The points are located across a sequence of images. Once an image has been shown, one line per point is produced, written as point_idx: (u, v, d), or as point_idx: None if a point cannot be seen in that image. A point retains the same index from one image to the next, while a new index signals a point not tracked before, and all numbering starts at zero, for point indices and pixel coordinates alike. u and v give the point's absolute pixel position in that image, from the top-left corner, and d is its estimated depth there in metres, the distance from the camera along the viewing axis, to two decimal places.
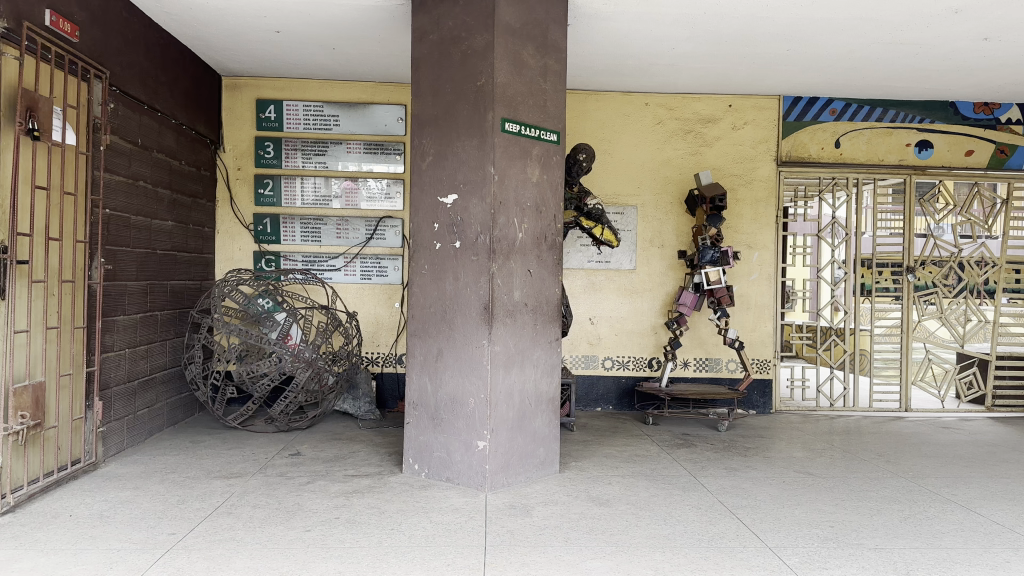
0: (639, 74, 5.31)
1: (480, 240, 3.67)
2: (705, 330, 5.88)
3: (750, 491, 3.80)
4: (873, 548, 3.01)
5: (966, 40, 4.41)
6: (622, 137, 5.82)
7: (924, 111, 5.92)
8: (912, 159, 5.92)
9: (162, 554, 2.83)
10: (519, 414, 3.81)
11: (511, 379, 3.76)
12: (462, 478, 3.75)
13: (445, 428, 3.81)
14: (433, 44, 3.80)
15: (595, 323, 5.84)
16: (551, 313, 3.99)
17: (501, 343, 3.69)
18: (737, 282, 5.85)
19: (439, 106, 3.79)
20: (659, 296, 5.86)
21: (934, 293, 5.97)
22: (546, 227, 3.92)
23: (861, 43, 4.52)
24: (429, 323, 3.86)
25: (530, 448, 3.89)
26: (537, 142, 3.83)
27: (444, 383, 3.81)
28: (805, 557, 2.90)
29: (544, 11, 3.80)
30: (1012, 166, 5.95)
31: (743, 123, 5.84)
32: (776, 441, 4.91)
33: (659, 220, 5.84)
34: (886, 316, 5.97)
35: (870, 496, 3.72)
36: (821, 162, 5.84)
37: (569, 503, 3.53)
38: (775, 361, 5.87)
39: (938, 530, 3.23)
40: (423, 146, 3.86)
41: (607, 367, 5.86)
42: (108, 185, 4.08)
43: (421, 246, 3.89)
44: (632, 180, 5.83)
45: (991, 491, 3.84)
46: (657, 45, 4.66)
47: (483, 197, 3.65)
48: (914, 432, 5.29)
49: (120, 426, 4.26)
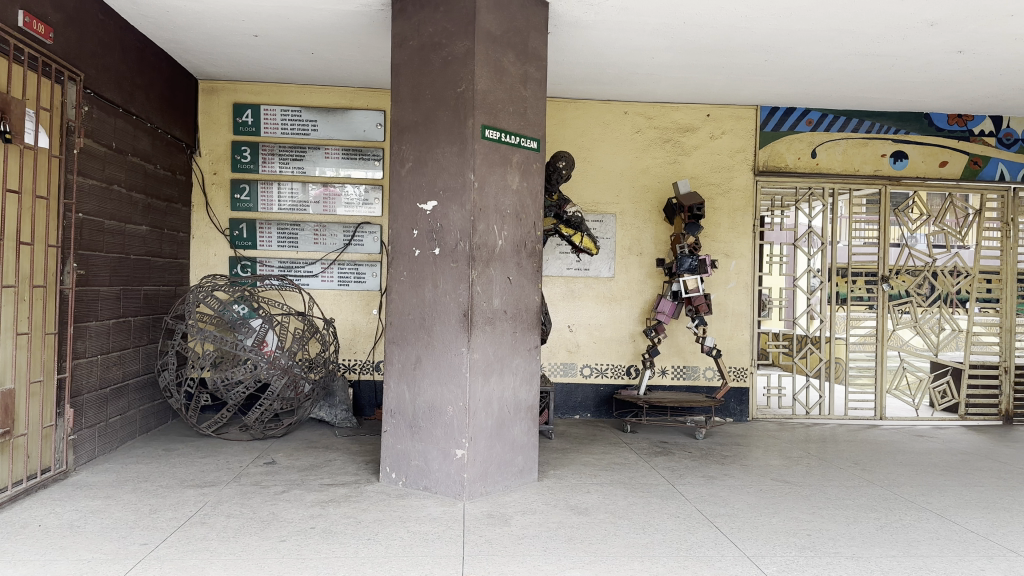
0: (619, 82, 5.34)
1: (460, 247, 3.65)
2: (683, 338, 5.90)
3: (727, 499, 3.81)
4: (851, 557, 3.03)
5: (941, 53, 4.48)
6: (602, 145, 5.84)
7: (899, 122, 5.99)
8: (887, 169, 5.99)
9: (133, 565, 2.78)
10: (497, 422, 3.79)
11: (489, 388, 3.74)
12: (440, 487, 3.72)
13: (423, 436, 3.78)
14: (413, 51, 3.79)
15: (574, 331, 5.85)
16: (531, 321, 3.99)
17: (480, 351, 3.67)
18: (714, 291, 5.89)
19: (419, 112, 3.78)
20: (638, 303, 5.88)
21: (908, 302, 6.05)
22: (526, 234, 3.92)
23: (837, 55, 4.58)
24: (407, 330, 3.84)
25: (508, 456, 3.87)
26: (517, 149, 3.83)
27: (422, 391, 3.78)
28: (783, 565, 2.91)
29: (524, 18, 3.80)
30: (984, 178, 6.04)
31: (721, 132, 5.89)
32: (753, 449, 4.94)
33: (638, 228, 5.86)
34: (861, 325, 6.04)
35: (848, 504, 3.75)
36: (798, 172, 5.91)
37: (547, 512, 3.52)
38: (751, 369, 5.90)
39: (914, 539, 3.26)
40: (403, 152, 3.85)
41: (586, 374, 5.86)
42: (81, 189, 4.02)
43: (399, 252, 3.87)
44: (611, 188, 5.85)
45: (966, 500, 3.88)
46: (637, 54, 4.69)
47: (463, 204, 3.64)
48: (890, 440, 5.34)
49: (92, 433, 4.18)
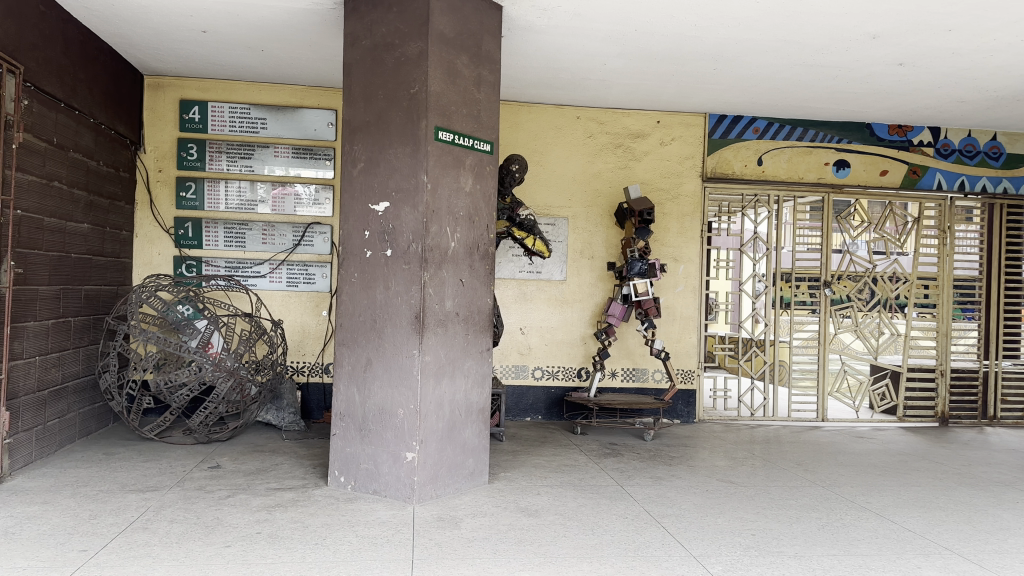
0: (571, 87, 5.38)
1: (412, 249, 3.63)
2: (633, 340, 5.97)
3: (674, 499, 3.87)
4: (793, 556, 3.11)
5: (882, 65, 4.63)
6: (554, 149, 5.87)
7: (842, 132, 6.17)
8: (830, 177, 6.16)
9: (71, 573, 2.69)
10: (448, 425, 3.78)
11: (441, 390, 3.72)
12: (390, 491, 3.70)
13: (373, 440, 3.75)
14: (366, 50, 3.76)
15: (525, 334, 5.86)
16: (483, 324, 3.99)
17: (432, 353, 3.66)
18: (663, 294, 5.97)
19: (371, 113, 3.76)
20: (589, 307, 5.93)
21: (850, 307, 6.23)
22: (478, 236, 3.92)
23: (784, 65, 4.69)
24: (358, 332, 3.81)
25: (459, 459, 3.86)
26: (470, 152, 3.83)
27: (373, 394, 3.75)
28: (728, 565, 2.97)
29: (478, 21, 3.81)
30: (922, 187, 6.25)
31: (670, 139, 5.99)
32: (700, 450, 5.02)
33: (589, 232, 5.91)
34: (804, 328, 6.21)
35: (790, 504, 3.85)
36: (744, 179, 6.04)
37: (498, 514, 3.53)
38: (699, 371, 6.00)
39: (854, 537, 3.36)
40: (355, 152, 3.82)
41: (537, 376, 5.88)
42: (20, 185, 3.89)
43: (350, 253, 3.83)
44: (563, 191, 5.89)
45: (902, 499, 4.01)
46: (589, 60, 4.74)
47: (416, 205, 3.62)
48: (831, 441, 5.50)
49: (28, 437, 4.04)
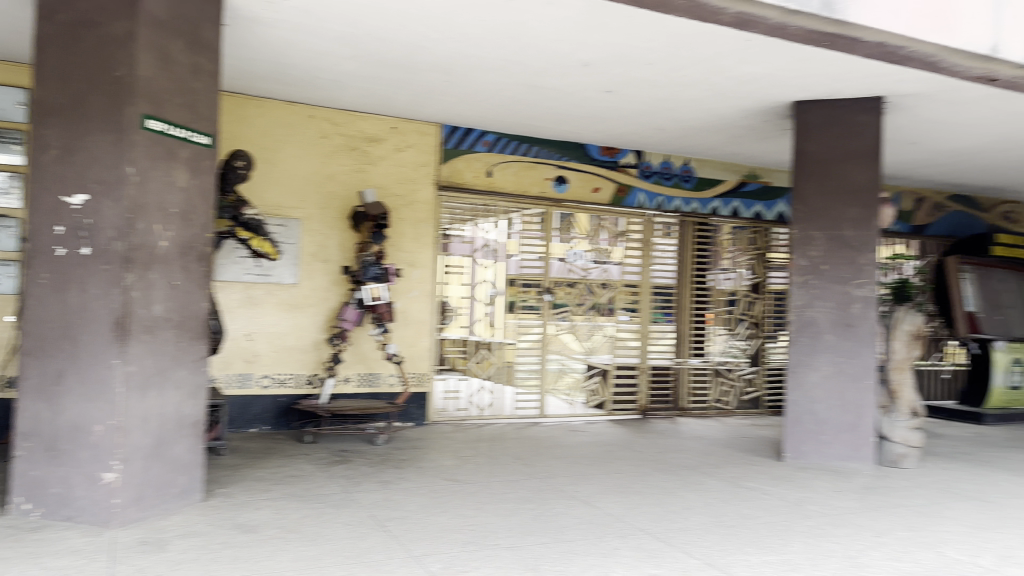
0: (303, 86, 5.23)
1: (113, 247, 3.28)
2: (366, 345, 5.93)
3: (400, 501, 3.91)
4: (508, 547, 3.28)
5: (594, 91, 5.08)
6: (285, 148, 5.66)
7: (561, 150, 6.67)
8: (551, 191, 6.63)
9: None
10: (156, 440, 3.45)
11: (147, 403, 3.39)
12: (84, 517, 3.30)
13: (64, 461, 3.32)
14: (61, 25, 3.35)
15: (252, 340, 5.57)
16: (198, 330, 3.69)
17: (136, 362, 3.32)
18: (398, 299, 6.01)
19: (66, 94, 3.35)
20: (321, 311, 5.78)
21: (569, 310, 6.81)
22: (195, 236, 3.63)
23: (509, 83, 4.97)
24: (47, 340, 3.36)
25: (169, 477, 3.55)
26: (185, 144, 3.55)
27: (64, 409, 3.32)
28: (446, 562, 3.06)
29: (196, 6, 3.55)
30: (629, 204, 6.95)
31: (405, 145, 6.06)
32: (429, 452, 5.12)
33: (323, 234, 5.78)
34: (528, 331, 6.63)
35: (509, 498, 4.07)
36: (475, 189, 6.29)
37: (211, 533, 3.30)
38: (431, 374, 6.13)
39: (563, 525, 3.63)
40: (46, 137, 3.38)
41: (264, 385, 5.61)
42: None
43: (38, 251, 3.38)
44: (295, 192, 5.69)
45: (606, 486, 4.43)
46: (321, 59, 4.63)
47: (118, 200, 3.27)
48: (549, 435, 5.92)
49: None
